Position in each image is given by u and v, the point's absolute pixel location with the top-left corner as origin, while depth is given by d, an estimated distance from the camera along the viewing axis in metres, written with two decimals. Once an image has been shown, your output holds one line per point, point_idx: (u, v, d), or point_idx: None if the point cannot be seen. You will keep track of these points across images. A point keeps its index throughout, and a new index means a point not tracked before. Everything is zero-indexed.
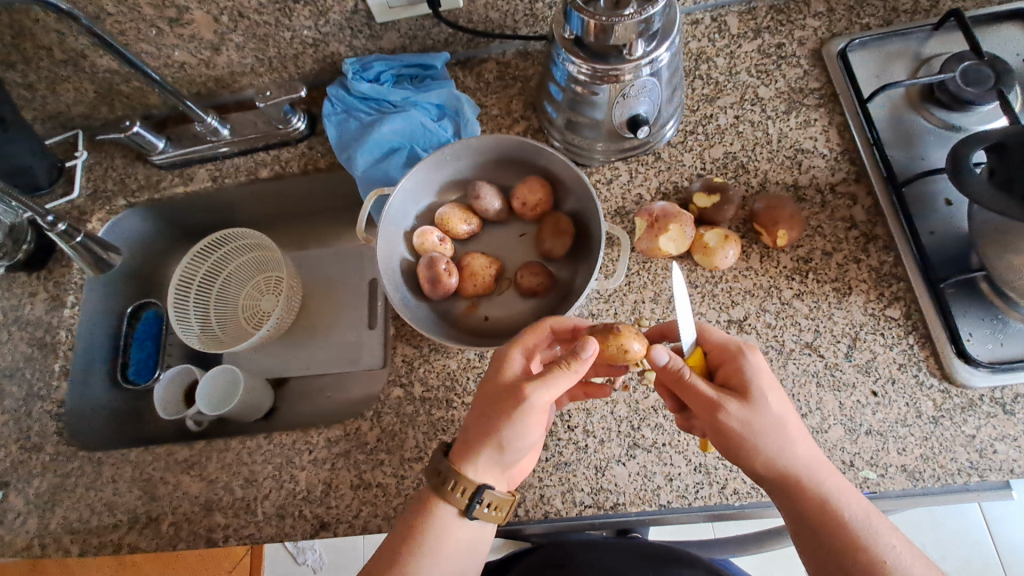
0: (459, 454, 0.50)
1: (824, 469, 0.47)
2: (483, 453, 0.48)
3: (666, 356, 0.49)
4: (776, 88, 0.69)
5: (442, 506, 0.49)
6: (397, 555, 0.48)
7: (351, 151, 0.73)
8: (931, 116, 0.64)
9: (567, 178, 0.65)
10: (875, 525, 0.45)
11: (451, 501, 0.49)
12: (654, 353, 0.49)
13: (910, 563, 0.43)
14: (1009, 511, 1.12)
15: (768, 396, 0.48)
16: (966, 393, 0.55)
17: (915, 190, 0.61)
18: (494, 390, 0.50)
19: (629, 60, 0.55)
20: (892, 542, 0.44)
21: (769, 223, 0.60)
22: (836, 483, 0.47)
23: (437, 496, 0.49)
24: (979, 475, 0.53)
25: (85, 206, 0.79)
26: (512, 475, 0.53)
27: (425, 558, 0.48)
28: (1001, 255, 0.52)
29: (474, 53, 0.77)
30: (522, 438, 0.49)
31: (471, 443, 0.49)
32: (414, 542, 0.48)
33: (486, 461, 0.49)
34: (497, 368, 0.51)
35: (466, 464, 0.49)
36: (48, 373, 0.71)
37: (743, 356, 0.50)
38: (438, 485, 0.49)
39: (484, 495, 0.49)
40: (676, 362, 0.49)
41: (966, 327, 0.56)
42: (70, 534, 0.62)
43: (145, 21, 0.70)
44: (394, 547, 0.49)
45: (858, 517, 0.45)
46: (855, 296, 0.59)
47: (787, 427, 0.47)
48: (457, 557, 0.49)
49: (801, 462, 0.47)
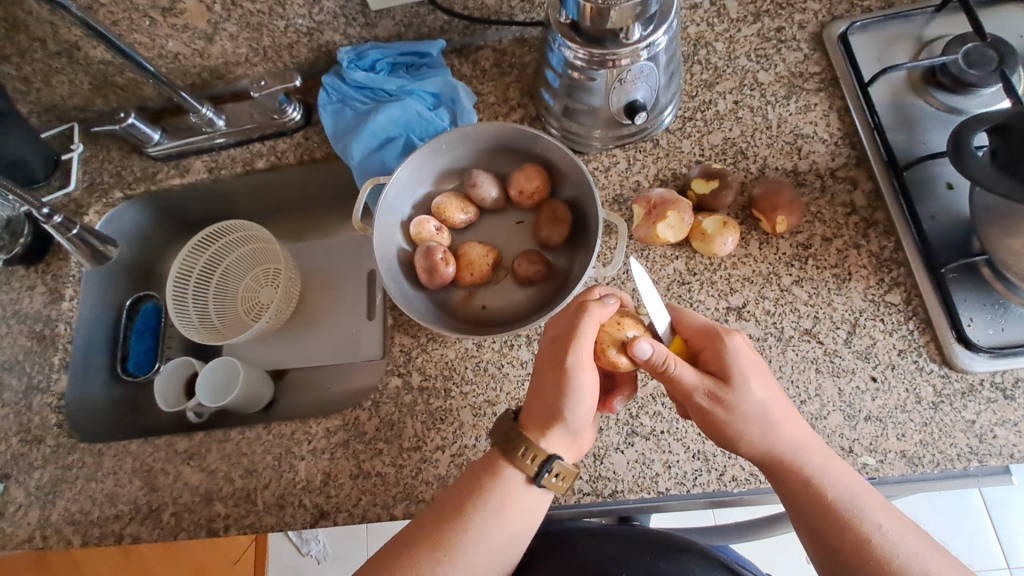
0: (526, 423, 0.50)
1: (812, 451, 0.48)
2: (552, 421, 0.48)
3: (650, 348, 0.48)
4: (776, 73, 0.68)
5: (510, 469, 0.49)
6: (456, 515, 0.47)
7: (347, 141, 0.72)
8: (933, 99, 0.64)
9: (564, 166, 0.64)
10: (862, 505, 0.45)
11: (521, 466, 0.48)
12: (636, 347, 0.48)
13: (900, 541, 0.43)
14: (1008, 498, 1.12)
15: (750, 381, 0.48)
16: (966, 378, 0.55)
17: (916, 175, 0.61)
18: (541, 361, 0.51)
19: (626, 44, 0.54)
20: (881, 521, 0.44)
21: (769, 209, 0.59)
22: (823, 464, 0.47)
23: (507, 459, 0.49)
24: (978, 460, 0.53)
25: (82, 199, 0.79)
26: (582, 448, 0.52)
27: (487, 520, 0.47)
28: (1002, 239, 0.51)
29: (470, 41, 0.76)
30: (579, 401, 0.48)
31: (537, 412, 0.49)
32: (477, 502, 0.48)
33: (558, 429, 0.49)
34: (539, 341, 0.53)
35: (538, 433, 0.49)
36: (48, 366, 0.71)
37: (723, 341, 0.50)
38: (507, 448, 0.49)
39: (554, 465, 0.48)
40: (660, 353, 0.48)
41: (967, 312, 0.56)
42: (72, 525, 0.63)
43: (137, 11, 0.70)
44: (453, 505, 0.48)
45: (845, 497, 0.45)
46: (855, 283, 0.59)
47: (771, 410, 0.48)
48: (516, 524, 0.48)
49: (787, 444, 0.48)
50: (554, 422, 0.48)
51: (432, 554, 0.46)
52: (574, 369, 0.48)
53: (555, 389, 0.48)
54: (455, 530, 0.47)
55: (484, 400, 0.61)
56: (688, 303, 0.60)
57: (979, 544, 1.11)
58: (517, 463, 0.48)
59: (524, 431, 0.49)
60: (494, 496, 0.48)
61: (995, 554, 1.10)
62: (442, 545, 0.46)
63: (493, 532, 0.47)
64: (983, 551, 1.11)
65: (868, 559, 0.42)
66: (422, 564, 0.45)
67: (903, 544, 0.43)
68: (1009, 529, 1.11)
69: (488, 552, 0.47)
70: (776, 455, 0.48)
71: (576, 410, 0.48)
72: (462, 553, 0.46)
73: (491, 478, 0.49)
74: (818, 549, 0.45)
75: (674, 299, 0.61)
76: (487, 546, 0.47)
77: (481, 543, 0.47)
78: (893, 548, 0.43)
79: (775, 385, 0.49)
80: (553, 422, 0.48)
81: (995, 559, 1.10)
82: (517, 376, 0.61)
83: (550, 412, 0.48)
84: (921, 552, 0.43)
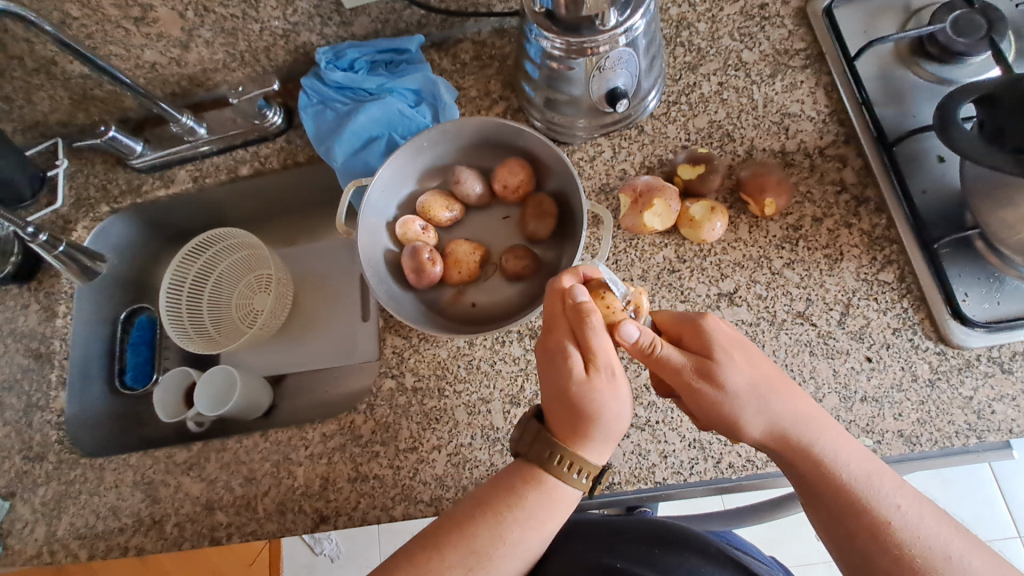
0: (570, 438, 0.47)
1: (819, 428, 0.46)
2: (604, 431, 0.47)
3: (636, 330, 0.47)
4: (760, 51, 0.66)
5: (553, 480, 0.47)
6: (496, 523, 0.46)
7: (329, 143, 0.71)
8: (921, 70, 0.62)
9: (547, 158, 0.63)
10: (877, 485, 0.44)
11: (562, 476, 0.47)
12: (624, 330, 0.47)
13: (918, 521, 0.43)
14: (1016, 468, 1.12)
15: (736, 360, 0.47)
16: (963, 354, 0.55)
17: (906, 149, 0.59)
18: (584, 385, 0.47)
19: (603, 31, 0.53)
20: (898, 501, 0.43)
21: (756, 192, 0.59)
22: (830, 446, 0.46)
23: (545, 469, 0.47)
24: (977, 436, 0.53)
25: (69, 215, 0.78)
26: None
27: (527, 529, 0.46)
28: (994, 212, 0.50)
29: (449, 34, 0.75)
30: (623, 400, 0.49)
31: (587, 426, 0.47)
32: (519, 511, 0.46)
33: (608, 438, 0.48)
34: (561, 361, 0.47)
35: (589, 446, 0.47)
36: (46, 384, 0.72)
37: (705, 323, 0.49)
38: (545, 459, 0.47)
39: (599, 473, 0.48)
40: (646, 336, 0.47)
41: (962, 287, 0.55)
42: (78, 539, 0.63)
43: (111, 22, 0.69)
44: (492, 514, 0.46)
45: (858, 477, 0.44)
46: (847, 263, 0.58)
47: (773, 391, 0.47)
48: (549, 527, 0.47)
49: (793, 423, 0.46)
50: (605, 432, 0.48)
51: (465, 562, 0.45)
52: (619, 375, 0.48)
53: (599, 400, 0.47)
54: (493, 540, 0.45)
55: (477, 398, 0.61)
56: (679, 291, 0.60)
57: (988, 514, 1.11)
58: (558, 473, 0.47)
59: (575, 450, 0.47)
60: (537, 507, 0.46)
61: (1006, 522, 1.10)
62: (479, 554, 0.45)
63: (531, 540, 0.46)
64: (993, 520, 1.10)
65: (890, 542, 0.42)
66: (455, 572, 0.44)
67: (922, 523, 0.43)
68: (1018, 496, 1.11)
69: (523, 557, 0.47)
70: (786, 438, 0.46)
71: (620, 414, 0.48)
72: (497, 562, 0.45)
73: (533, 488, 0.47)
74: (837, 533, 0.44)
75: (664, 288, 0.60)
76: (522, 553, 0.46)
77: (516, 551, 0.46)
78: (913, 529, 0.42)
79: (766, 364, 0.48)
80: (612, 431, 0.48)
81: (1006, 527, 1.10)
82: (510, 372, 0.61)
83: (600, 423, 0.47)
84: (941, 531, 0.42)
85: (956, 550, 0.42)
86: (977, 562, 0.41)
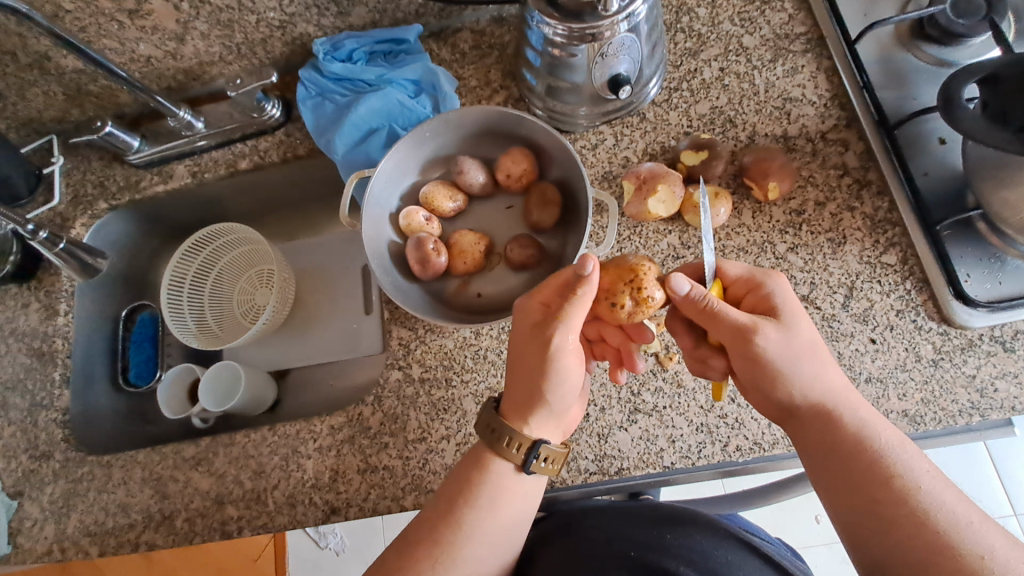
0: (510, 408, 0.49)
1: (853, 398, 0.46)
2: (536, 408, 0.47)
3: (687, 285, 0.47)
4: (761, 36, 0.66)
5: (497, 460, 0.48)
6: (451, 511, 0.47)
7: (329, 136, 0.71)
8: (922, 53, 0.63)
9: (549, 145, 0.63)
10: (905, 454, 0.43)
11: (505, 454, 0.47)
12: (675, 282, 0.47)
13: (940, 490, 0.41)
14: (1012, 449, 1.13)
15: (797, 320, 0.47)
16: (966, 333, 0.55)
17: (907, 131, 0.60)
18: (519, 351, 0.48)
19: (605, 17, 0.51)
20: (921, 475, 0.42)
21: (759, 176, 0.59)
22: (868, 413, 0.45)
23: (492, 451, 0.48)
24: (980, 414, 0.53)
25: (67, 213, 0.78)
26: (566, 425, 0.52)
27: (481, 512, 0.46)
28: (996, 192, 0.51)
29: (447, 23, 0.74)
30: (563, 383, 0.47)
31: (524, 404, 0.48)
32: (470, 493, 0.47)
33: (542, 414, 0.48)
34: (521, 321, 0.49)
35: (529, 414, 0.48)
36: (49, 383, 0.71)
37: (768, 287, 0.48)
38: (493, 440, 0.48)
39: (541, 450, 0.47)
40: (698, 292, 0.47)
41: (964, 268, 0.56)
42: (87, 536, 0.63)
43: (104, 15, 0.67)
44: (448, 502, 0.47)
45: (892, 444, 0.43)
46: (850, 246, 0.59)
47: (812, 356, 0.46)
48: (513, 512, 0.48)
49: (825, 395, 0.46)
50: (536, 408, 0.47)
51: (431, 553, 0.45)
52: (557, 353, 0.46)
53: (536, 376, 0.47)
54: (451, 526, 0.46)
55: (485, 387, 0.61)
56: None
57: (985, 492, 1.12)
58: (502, 453, 0.48)
59: (506, 420, 0.48)
60: (486, 488, 0.47)
61: (1002, 502, 1.12)
62: (440, 544, 0.45)
63: (490, 523, 0.47)
64: (990, 499, 1.12)
65: (912, 506, 0.40)
66: (422, 564, 0.45)
67: (940, 496, 0.41)
68: (1013, 474, 1.12)
69: (486, 544, 0.46)
70: (818, 415, 0.46)
71: (559, 389, 0.47)
72: (460, 549, 0.45)
73: (479, 470, 0.48)
74: (868, 500, 0.42)
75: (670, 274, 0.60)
76: (485, 537, 0.46)
77: (479, 536, 0.46)
78: (934, 496, 0.41)
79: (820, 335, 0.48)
80: (536, 410, 0.47)
81: (1002, 506, 1.11)
82: None
83: (533, 400, 0.47)
84: (957, 505, 0.41)
85: (979, 529, 0.39)
86: (997, 542, 0.39)
